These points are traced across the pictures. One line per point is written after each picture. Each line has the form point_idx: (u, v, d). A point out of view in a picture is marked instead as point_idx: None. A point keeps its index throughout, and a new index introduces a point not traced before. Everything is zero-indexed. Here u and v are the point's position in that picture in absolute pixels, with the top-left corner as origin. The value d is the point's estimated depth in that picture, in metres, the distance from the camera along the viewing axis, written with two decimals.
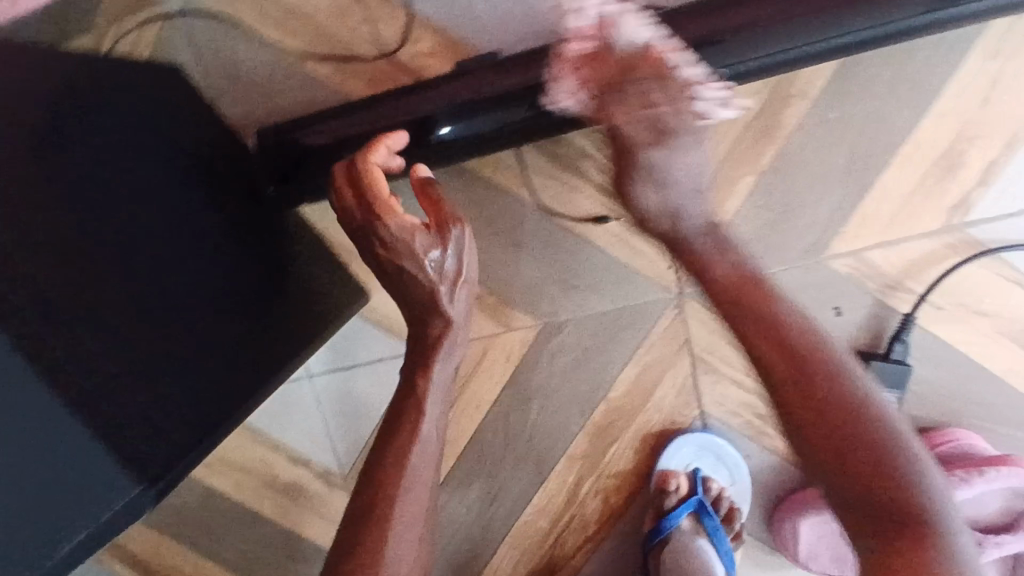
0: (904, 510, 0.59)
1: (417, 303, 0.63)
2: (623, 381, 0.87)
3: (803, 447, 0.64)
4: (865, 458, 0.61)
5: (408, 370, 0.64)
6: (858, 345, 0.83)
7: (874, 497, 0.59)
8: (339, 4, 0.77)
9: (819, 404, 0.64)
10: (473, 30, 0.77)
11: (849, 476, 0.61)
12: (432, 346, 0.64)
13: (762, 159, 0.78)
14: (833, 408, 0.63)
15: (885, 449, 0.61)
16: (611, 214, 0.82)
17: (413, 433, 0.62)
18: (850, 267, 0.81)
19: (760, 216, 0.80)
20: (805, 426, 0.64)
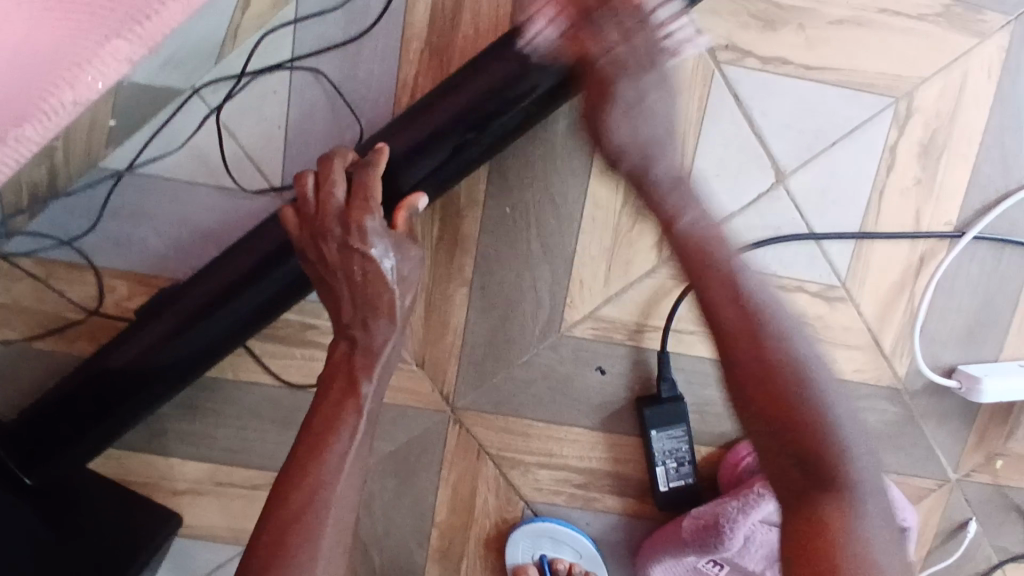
0: (830, 464, 0.49)
1: (359, 296, 0.65)
2: (443, 502, 0.89)
3: (750, 416, 0.52)
4: (758, 387, 0.51)
5: (336, 394, 0.64)
6: (635, 392, 0.85)
7: (810, 436, 0.50)
8: (37, 282, 0.81)
9: (745, 373, 0.52)
10: (157, 261, 0.81)
11: (790, 448, 0.50)
12: (367, 360, 0.65)
13: (465, 271, 0.82)
14: (779, 381, 0.51)
15: (814, 390, 0.50)
16: None
17: (316, 456, 0.61)
18: (592, 329, 0.83)
19: (489, 316, 0.83)
20: (745, 387, 0.52)
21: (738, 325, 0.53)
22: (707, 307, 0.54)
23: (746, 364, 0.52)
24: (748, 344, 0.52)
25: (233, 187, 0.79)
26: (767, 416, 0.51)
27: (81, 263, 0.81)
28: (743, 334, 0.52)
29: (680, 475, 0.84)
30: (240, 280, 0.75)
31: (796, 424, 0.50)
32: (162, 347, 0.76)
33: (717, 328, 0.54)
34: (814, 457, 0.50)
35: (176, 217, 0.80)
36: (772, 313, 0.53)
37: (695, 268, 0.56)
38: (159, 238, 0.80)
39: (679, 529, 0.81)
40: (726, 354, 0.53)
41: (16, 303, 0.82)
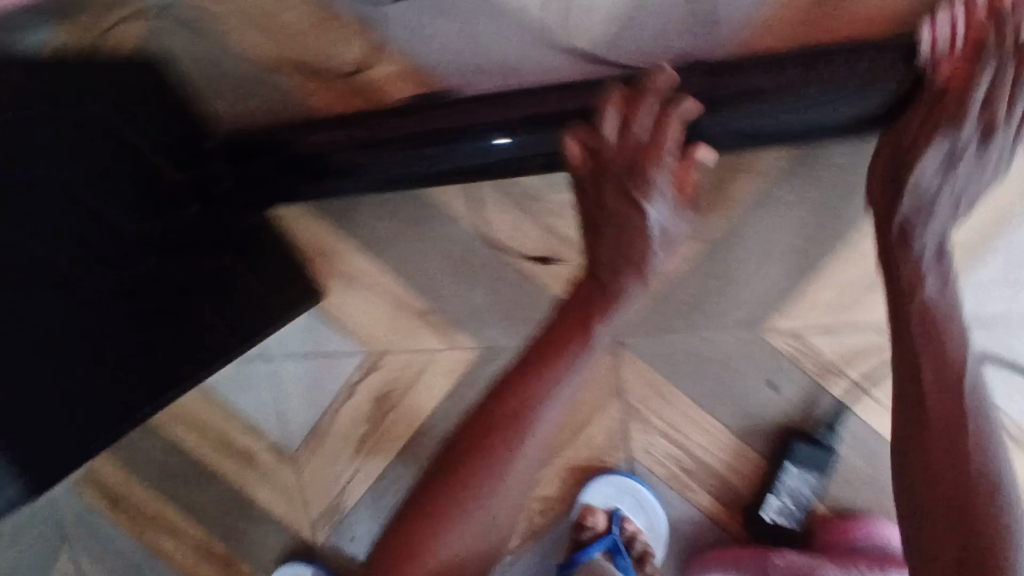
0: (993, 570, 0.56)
1: (623, 219, 0.72)
2: (555, 414, 0.89)
3: (916, 492, 0.62)
4: (952, 477, 0.60)
5: (573, 326, 0.81)
6: (790, 421, 0.84)
7: (970, 523, 0.58)
8: (319, 21, 0.82)
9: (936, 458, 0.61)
10: (439, 62, 0.81)
11: (936, 523, 0.59)
12: (602, 281, 0.79)
13: (711, 228, 0.79)
14: (959, 479, 0.60)
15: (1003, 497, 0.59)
16: (558, 256, 0.84)
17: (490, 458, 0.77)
18: (789, 345, 0.81)
19: (704, 282, 0.80)
20: (925, 451, 0.62)
21: (945, 416, 0.62)
22: (920, 340, 0.65)
23: (912, 469, 0.62)
24: (977, 465, 0.61)
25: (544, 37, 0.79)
26: (969, 487, 0.60)
27: (368, 26, 0.82)
28: (926, 420, 0.63)
29: (789, 515, 0.84)
30: (502, 122, 0.72)
31: (963, 509, 0.59)
32: (396, 146, 0.74)
33: (907, 426, 0.64)
34: (986, 523, 0.58)
35: (479, 36, 0.80)
36: (982, 426, 0.62)
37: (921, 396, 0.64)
38: (454, 44, 0.80)
39: (767, 557, 0.83)
40: (908, 409, 0.64)
41: (289, 28, 0.83)
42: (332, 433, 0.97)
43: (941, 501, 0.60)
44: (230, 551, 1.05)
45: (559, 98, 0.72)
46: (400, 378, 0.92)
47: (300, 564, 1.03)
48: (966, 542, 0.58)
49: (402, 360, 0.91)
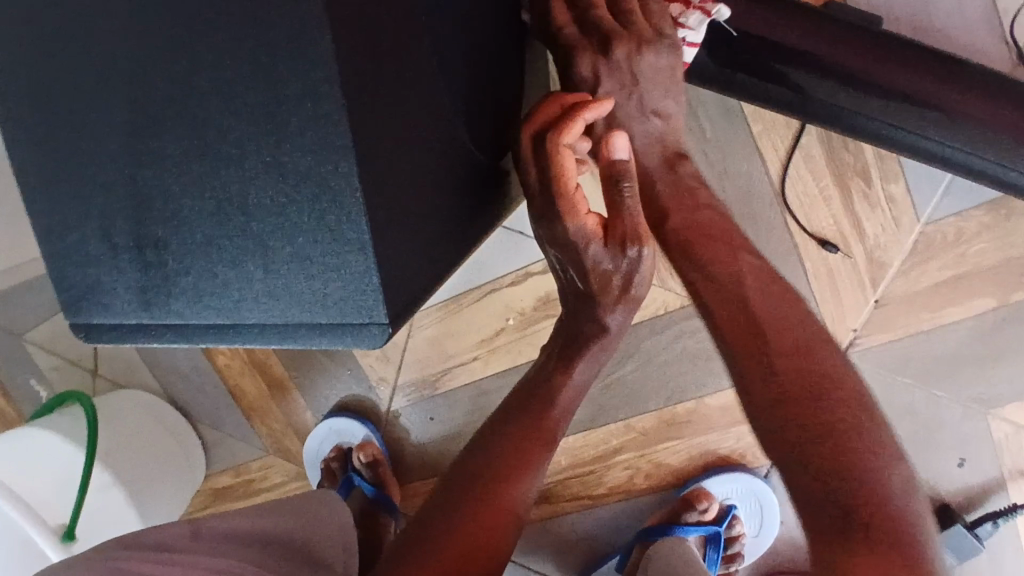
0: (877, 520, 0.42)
1: (579, 302, 0.59)
2: (726, 395, 0.82)
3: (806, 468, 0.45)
4: (830, 422, 0.46)
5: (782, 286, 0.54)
6: (950, 501, 0.79)
7: (843, 448, 0.45)
8: None
9: (822, 422, 0.46)
10: None
11: (801, 453, 0.46)
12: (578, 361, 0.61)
13: (1014, 294, 0.71)
14: (839, 400, 0.47)
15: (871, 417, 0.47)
16: (840, 245, 0.73)
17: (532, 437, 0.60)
18: (1003, 434, 0.77)
19: (970, 341, 0.73)
20: (774, 380, 0.49)
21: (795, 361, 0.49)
22: (704, 287, 0.55)
23: (761, 391, 0.49)
24: (763, 351, 0.50)
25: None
26: (818, 400, 0.47)
27: None
28: (768, 349, 0.50)
29: None
30: (926, 102, 0.59)
31: (835, 432, 0.46)
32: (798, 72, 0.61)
33: (772, 386, 0.49)
34: (870, 447, 0.45)
35: None
36: (836, 347, 0.51)
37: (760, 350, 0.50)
38: None
39: None
40: (743, 327, 0.51)
41: None
42: (476, 313, 0.86)
43: (815, 471, 0.45)
44: (293, 370, 0.94)
45: (1003, 105, 0.59)
46: None
47: (358, 423, 0.92)
48: (837, 489, 0.44)
49: None
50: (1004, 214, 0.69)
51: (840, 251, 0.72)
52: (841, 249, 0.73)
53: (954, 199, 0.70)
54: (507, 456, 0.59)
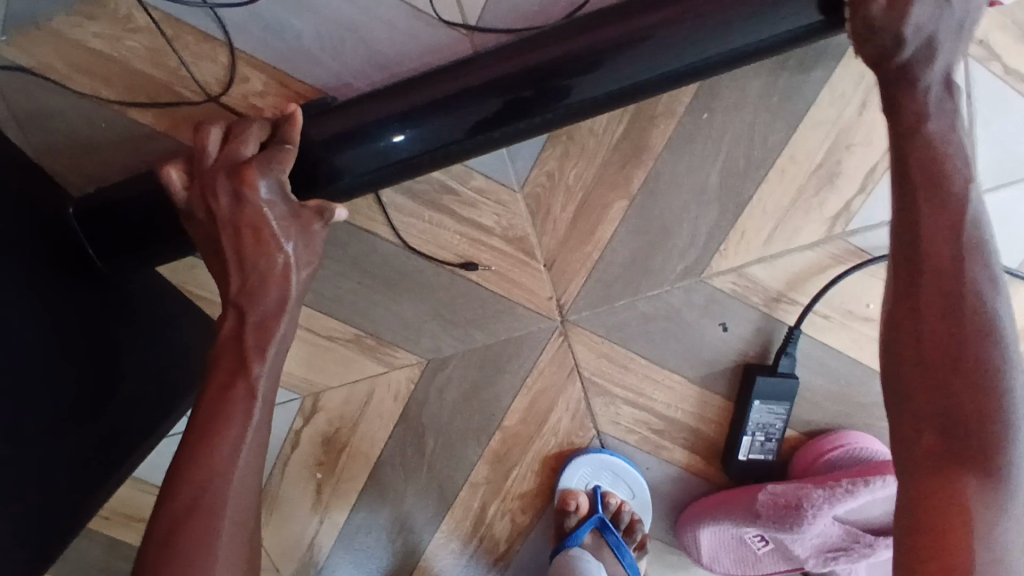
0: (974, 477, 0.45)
1: (239, 294, 0.59)
2: (516, 409, 0.85)
3: (905, 416, 0.48)
4: (934, 402, 0.47)
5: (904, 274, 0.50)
6: (748, 358, 0.83)
7: (954, 389, 0.47)
8: (155, 46, 0.71)
9: (948, 364, 0.47)
10: (306, 63, 0.72)
11: (940, 407, 0.47)
12: (268, 326, 0.59)
13: (632, 183, 0.76)
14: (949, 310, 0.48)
15: (995, 345, 0.47)
16: (478, 260, 0.79)
17: (219, 408, 0.56)
18: (732, 284, 0.80)
19: (640, 238, 0.77)
20: (915, 304, 0.50)
21: (942, 279, 0.49)
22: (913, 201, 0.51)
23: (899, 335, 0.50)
24: (945, 329, 0.48)
25: (415, 11, 0.71)
26: (926, 311, 0.49)
27: (216, 38, 0.71)
28: (916, 266, 0.50)
29: (763, 450, 0.84)
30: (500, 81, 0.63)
31: (956, 391, 0.46)
32: (357, 147, 0.65)
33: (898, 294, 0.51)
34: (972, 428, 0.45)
35: (341, 21, 0.70)
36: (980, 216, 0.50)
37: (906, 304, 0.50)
38: (317, 38, 0.71)
39: (754, 499, 0.81)
40: (919, 266, 0.50)
41: (126, 61, 0.71)
42: (289, 487, 0.88)
43: (931, 404, 0.47)
44: None
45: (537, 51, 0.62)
46: (344, 416, 0.85)
47: None
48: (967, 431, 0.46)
49: (342, 396, 0.85)
50: (566, 138, 0.74)
51: (480, 265, 0.78)
52: (482, 259, 0.78)
53: (523, 158, 0.76)
54: (175, 538, 0.51)
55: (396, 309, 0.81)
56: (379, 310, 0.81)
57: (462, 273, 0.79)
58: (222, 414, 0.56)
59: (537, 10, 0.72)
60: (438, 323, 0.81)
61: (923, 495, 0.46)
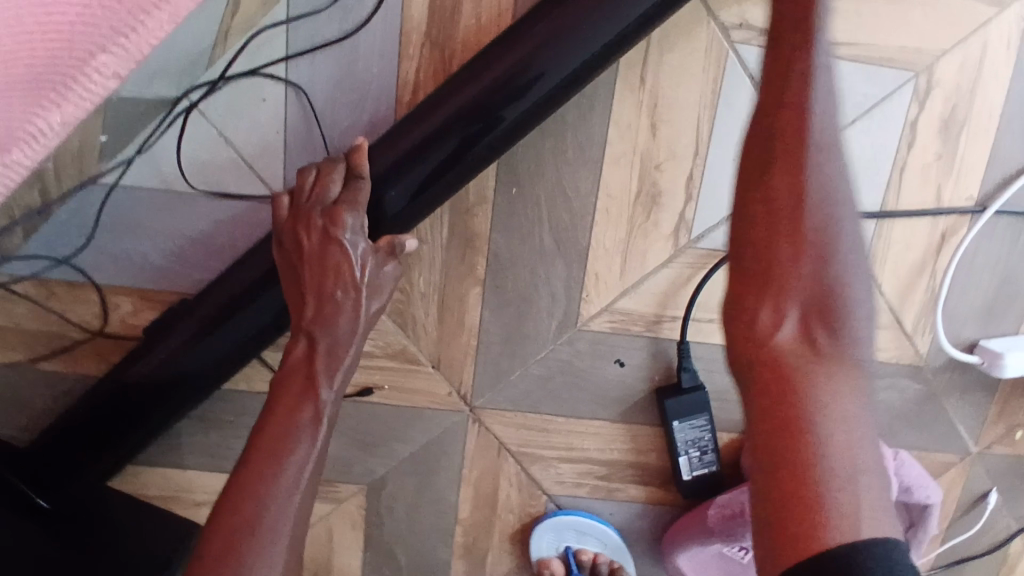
0: (832, 354, 0.44)
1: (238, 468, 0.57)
2: (465, 500, 0.88)
3: (742, 377, 0.46)
4: (787, 297, 0.45)
5: (764, 193, 0.46)
6: (655, 383, 0.84)
7: (782, 283, 0.45)
8: (35, 304, 0.79)
9: (772, 281, 0.45)
10: (161, 274, 0.80)
11: (764, 321, 0.45)
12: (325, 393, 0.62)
13: (478, 269, 0.80)
14: (776, 206, 0.45)
15: (841, 230, 0.45)
16: (373, 385, 0.84)
17: (227, 541, 0.53)
18: (609, 323, 0.82)
19: (506, 312, 0.81)
20: (742, 252, 0.47)
21: (753, 267, 0.46)
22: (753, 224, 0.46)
23: (739, 262, 0.47)
24: (771, 242, 0.45)
25: (229, 199, 0.78)
26: (779, 181, 0.46)
27: (81, 280, 0.79)
28: (783, 157, 0.46)
29: (704, 464, 0.83)
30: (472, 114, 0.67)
31: (781, 369, 0.44)
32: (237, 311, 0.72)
33: (742, 268, 0.46)
34: (827, 365, 0.44)
35: (176, 232, 0.79)
36: (827, 119, 0.46)
37: (748, 230, 0.46)
38: (161, 252, 0.79)
39: (705, 517, 0.80)
40: (766, 185, 0.46)
41: (17, 324, 0.80)
42: None
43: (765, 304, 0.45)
44: None
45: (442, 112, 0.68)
46: (316, 557, 0.90)
47: None
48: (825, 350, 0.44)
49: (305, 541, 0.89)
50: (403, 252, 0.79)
51: (376, 386, 0.84)
52: (376, 380, 0.84)
53: None
54: None
55: None
56: None
57: (364, 399, 0.84)
58: (257, 532, 0.54)
59: (316, 152, 0.77)
60: (362, 447, 0.86)
61: (763, 444, 0.43)
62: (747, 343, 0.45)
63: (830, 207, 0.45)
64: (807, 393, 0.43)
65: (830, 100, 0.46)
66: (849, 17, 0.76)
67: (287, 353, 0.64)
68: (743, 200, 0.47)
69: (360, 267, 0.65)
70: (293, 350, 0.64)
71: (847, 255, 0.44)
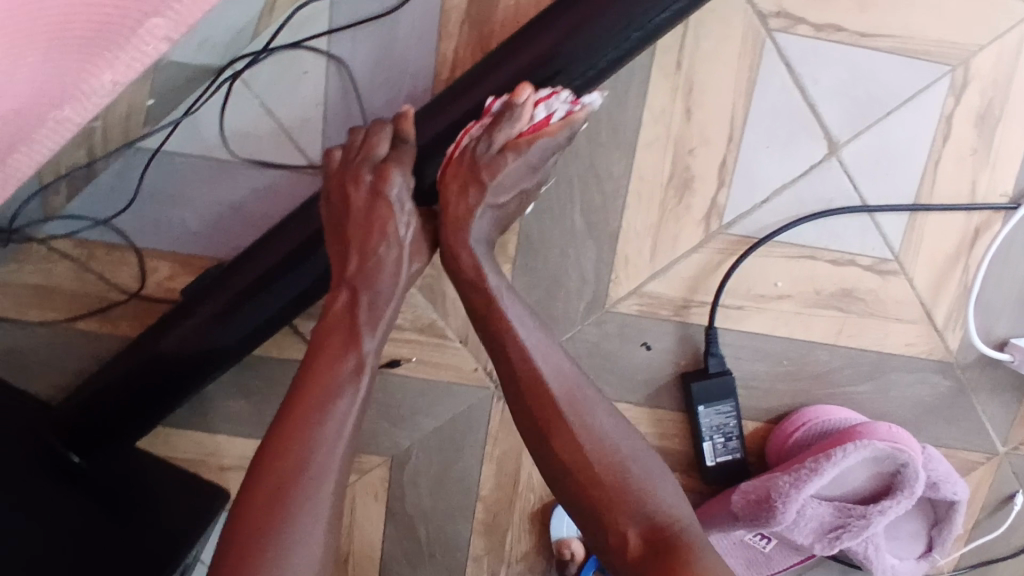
0: (664, 529, 0.59)
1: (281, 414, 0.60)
2: (488, 476, 0.90)
3: (586, 526, 0.62)
4: (587, 473, 0.62)
5: (546, 414, 0.63)
6: (680, 368, 0.85)
7: (602, 480, 0.61)
8: (76, 265, 0.82)
9: (580, 489, 0.62)
10: (200, 240, 0.81)
11: (598, 501, 0.61)
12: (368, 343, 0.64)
13: (508, 246, 0.80)
14: (573, 441, 0.62)
15: (620, 460, 0.62)
16: (401, 357, 0.85)
17: (277, 495, 0.55)
18: (637, 305, 0.82)
19: (535, 291, 0.82)
20: (541, 447, 0.64)
21: (581, 466, 0.62)
22: (552, 428, 0.63)
23: (563, 479, 0.63)
24: (551, 431, 0.63)
25: (265, 170, 0.80)
26: (557, 445, 0.63)
27: (122, 243, 0.82)
28: (543, 425, 0.63)
29: (728, 450, 0.84)
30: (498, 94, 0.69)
31: (649, 563, 0.58)
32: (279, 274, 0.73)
33: (570, 484, 0.62)
34: (665, 555, 0.58)
35: (213, 200, 0.80)
36: (604, 417, 0.64)
37: (537, 434, 0.64)
38: (201, 217, 0.81)
39: (729, 504, 0.81)
40: (519, 401, 0.65)
41: (57, 284, 0.82)
42: None
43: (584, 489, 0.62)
44: None
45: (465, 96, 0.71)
46: (339, 527, 0.91)
47: None
48: (659, 534, 0.59)
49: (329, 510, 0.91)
50: None
51: (403, 360, 0.85)
52: (404, 353, 0.85)
53: None
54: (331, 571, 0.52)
55: None
56: None
57: (392, 373, 0.85)
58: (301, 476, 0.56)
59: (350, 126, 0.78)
60: (387, 420, 0.87)
61: None
62: (589, 523, 0.61)
63: (610, 439, 0.63)
64: (670, 536, 0.59)
65: (541, 343, 0.66)
66: (882, 8, 0.77)
67: (329, 303, 0.66)
68: (538, 444, 0.64)
69: (402, 227, 0.67)
70: (336, 300, 0.65)
71: (641, 471, 0.63)
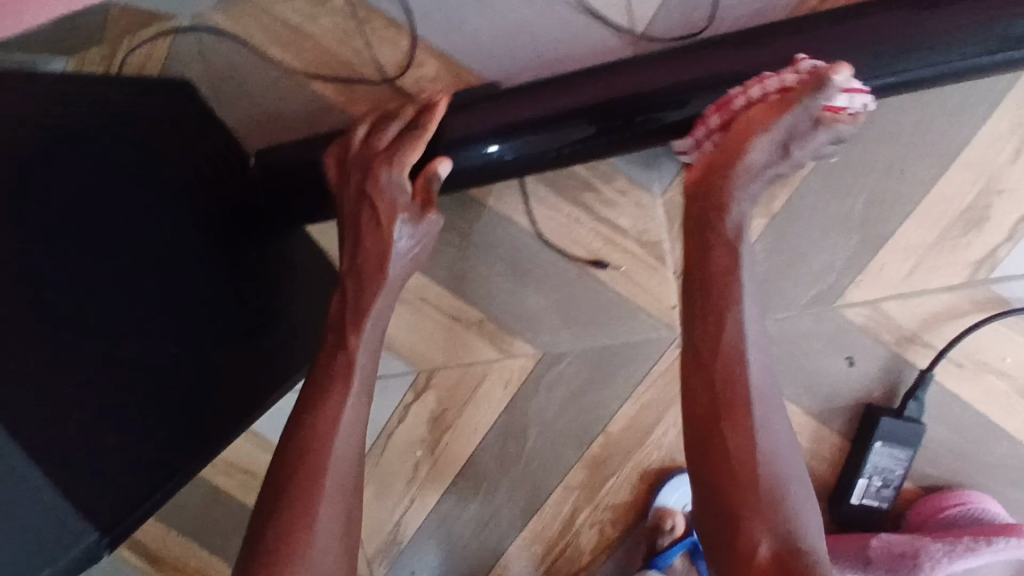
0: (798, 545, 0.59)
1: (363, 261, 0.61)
2: (624, 414, 0.85)
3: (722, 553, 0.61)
4: (740, 463, 0.61)
5: (704, 397, 0.64)
6: (870, 398, 0.80)
7: (749, 480, 0.61)
8: (345, 25, 0.77)
9: (734, 479, 0.61)
10: (479, 54, 0.76)
11: (725, 487, 0.62)
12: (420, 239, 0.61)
13: (774, 202, 0.76)
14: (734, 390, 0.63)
15: (772, 463, 0.62)
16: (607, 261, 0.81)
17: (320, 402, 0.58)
18: (864, 317, 0.78)
19: (775, 257, 0.77)
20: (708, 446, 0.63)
21: (747, 461, 0.61)
22: (726, 427, 0.63)
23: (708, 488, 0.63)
24: (723, 421, 0.63)
25: (578, 9, 0.73)
26: (732, 431, 0.62)
27: (401, 23, 0.76)
28: (716, 397, 0.63)
29: (879, 496, 0.80)
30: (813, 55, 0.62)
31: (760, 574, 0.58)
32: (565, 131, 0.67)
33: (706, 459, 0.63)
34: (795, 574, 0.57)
35: (510, 14, 0.74)
36: (752, 364, 0.64)
37: (705, 424, 0.64)
38: (494, 33, 0.75)
39: (863, 545, 0.78)
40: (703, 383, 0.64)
41: (319, 35, 0.77)
42: (388, 464, 0.92)
43: (733, 474, 0.62)
44: None
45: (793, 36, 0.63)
46: (455, 397, 0.88)
47: None
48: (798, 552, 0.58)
49: (454, 377, 0.87)
50: None
51: (608, 265, 0.80)
52: (613, 258, 0.80)
53: (668, 165, 0.77)
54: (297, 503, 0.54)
55: (521, 300, 0.83)
56: (506, 300, 0.83)
57: (591, 273, 0.81)
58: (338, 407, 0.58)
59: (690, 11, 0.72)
60: (559, 317, 0.83)
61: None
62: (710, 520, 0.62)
63: (771, 454, 0.62)
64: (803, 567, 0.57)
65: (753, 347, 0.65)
66: None
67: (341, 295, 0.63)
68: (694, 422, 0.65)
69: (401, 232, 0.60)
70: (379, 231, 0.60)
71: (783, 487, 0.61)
